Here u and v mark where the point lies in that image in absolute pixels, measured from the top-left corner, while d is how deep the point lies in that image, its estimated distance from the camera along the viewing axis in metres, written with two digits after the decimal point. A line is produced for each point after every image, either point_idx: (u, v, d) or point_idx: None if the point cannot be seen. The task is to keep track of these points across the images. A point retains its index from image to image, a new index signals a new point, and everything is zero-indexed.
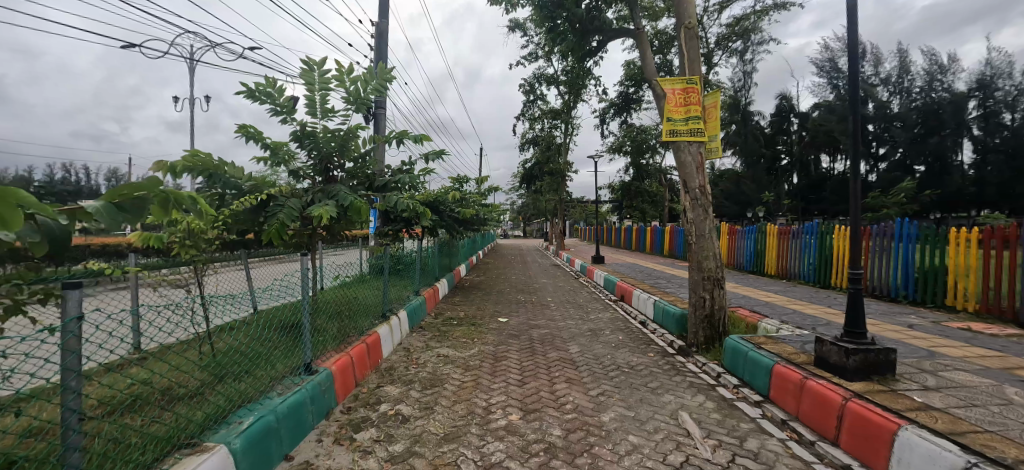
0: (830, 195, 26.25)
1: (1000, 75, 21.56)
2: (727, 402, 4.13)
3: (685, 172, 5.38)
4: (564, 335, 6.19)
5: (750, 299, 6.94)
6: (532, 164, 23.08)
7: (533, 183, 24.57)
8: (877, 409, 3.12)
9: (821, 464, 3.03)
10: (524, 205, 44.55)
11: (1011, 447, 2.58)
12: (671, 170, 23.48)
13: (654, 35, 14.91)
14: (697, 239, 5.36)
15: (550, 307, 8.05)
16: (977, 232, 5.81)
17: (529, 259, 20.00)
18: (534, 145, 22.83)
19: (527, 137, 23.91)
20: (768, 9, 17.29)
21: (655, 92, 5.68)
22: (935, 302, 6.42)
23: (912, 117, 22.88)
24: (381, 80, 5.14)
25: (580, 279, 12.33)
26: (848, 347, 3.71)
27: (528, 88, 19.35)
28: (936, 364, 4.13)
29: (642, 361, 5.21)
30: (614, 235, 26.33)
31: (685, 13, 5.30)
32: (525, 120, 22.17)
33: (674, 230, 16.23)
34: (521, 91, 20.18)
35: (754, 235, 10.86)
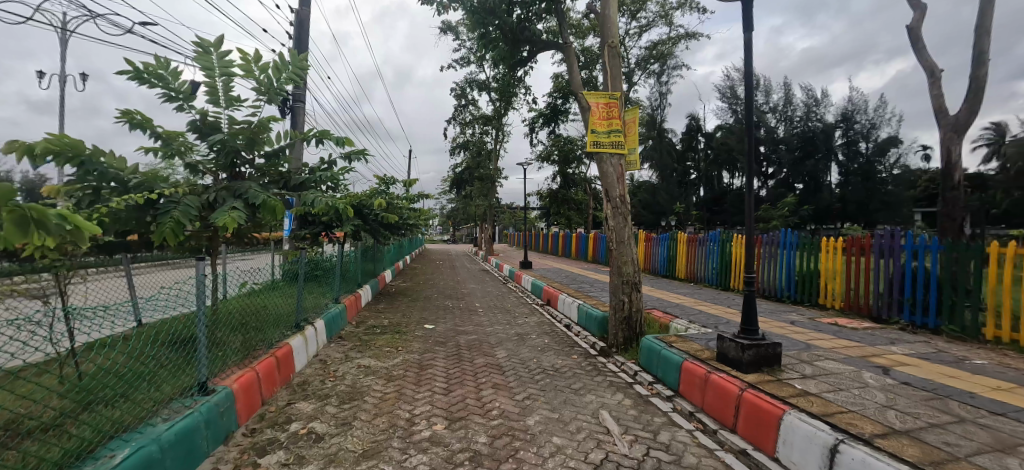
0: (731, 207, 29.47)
1: (858, 111, 25.97)
2: (642, 398, 4.38)
3: (607, 181, 5.67)
4: (491, 340, 6.17)
5: (662, 301, 7.49)
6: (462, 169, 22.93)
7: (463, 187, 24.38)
8: (767, 398, 3.51)
9: (722, 450, 3.32)
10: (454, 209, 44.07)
11: (867, 424, 3.06)
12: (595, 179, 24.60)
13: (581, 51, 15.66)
14: (617, 246, 5.63)
15: (478, 312, 7.99)
16: (842, 241, 6.96)
17: (457, 265, 19.73)
18: (464, 150, 22.73)
19: (458, 141, 23.75)
20: (678, 37, 19.04)
21: (580, 104, 5.94)
22: (810, 301, 7.50)
23: (794, 142, 26.49)
24: (296, 69, 4.76)
25: (509, 284, 12.44)
26: (744, 343, 4.15)
27: (459, 93, 19.19)
28: (813, 355, 4.77)
29: (565, 363, 5.37)
30: (540, 242, 26.98)
31: (608, 33, 5.63)
32: (455, 125, 22.00)
33: (597, 237, 17.04)
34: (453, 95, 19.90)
35: (667, 242, 11.78)
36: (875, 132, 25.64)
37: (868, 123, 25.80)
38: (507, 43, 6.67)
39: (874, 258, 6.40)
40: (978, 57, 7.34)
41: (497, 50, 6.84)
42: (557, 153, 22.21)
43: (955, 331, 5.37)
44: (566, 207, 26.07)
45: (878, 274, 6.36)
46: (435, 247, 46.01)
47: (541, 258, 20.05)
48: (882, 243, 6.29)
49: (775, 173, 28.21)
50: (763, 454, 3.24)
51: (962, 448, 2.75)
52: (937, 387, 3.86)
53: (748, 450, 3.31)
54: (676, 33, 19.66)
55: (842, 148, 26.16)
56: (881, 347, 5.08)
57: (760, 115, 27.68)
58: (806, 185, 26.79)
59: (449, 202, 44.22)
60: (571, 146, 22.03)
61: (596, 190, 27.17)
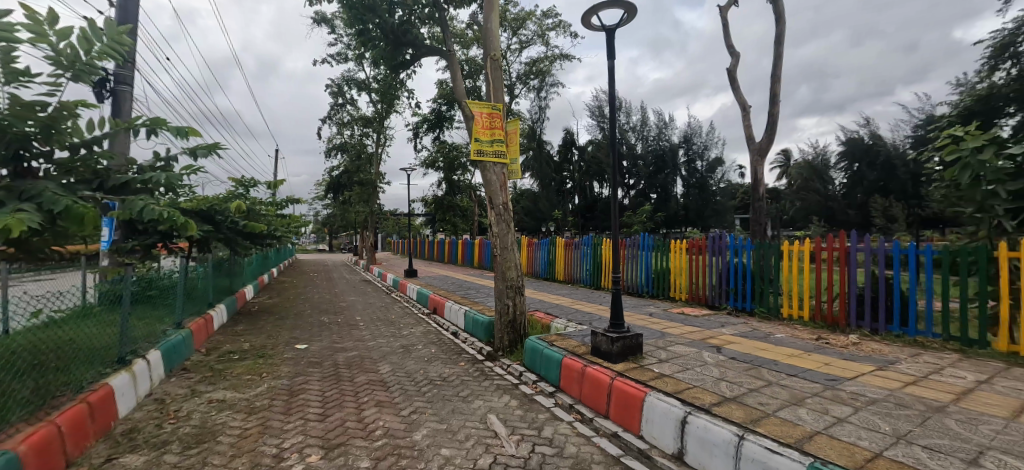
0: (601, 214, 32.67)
1: (695, 134, 30.88)
2: (528, 397, 4.42)
3: (491, 189, 5.76)
4: (373, 355, 5.71)
5: (543, 303, 7.88)
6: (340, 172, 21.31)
7: (342, 192, 22.61)
8: (633, 384, 3.90)
9: (597, 436, 3.62)
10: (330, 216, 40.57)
11: (705, 395, 3.66)
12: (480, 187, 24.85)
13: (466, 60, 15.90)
14: (501, 251, 5.70)
15: (359, 327, 7.39)
16: (686, 243, 8.24)
17: (334, 276, 18.04)
18: (342, 152, 21.13)
19: (333, 143, 21.98)
20: (554, 58, 20.49)
21: (465, 112, 5.99)
22: (664, 295, 8.70)
23: (649, 158, 30.46)
24: (117, 39, 3.45)
25: (393, 294, 11.82)
26: (612, 336, 4.54)
27: (336, 90, 17.66)
28: (667, 342, 5.51)
29: (453, 371, 5.15)
30: (424, 249, 26.25)
31: (491, 46, 5.83)
32: (331, 125, 20.33)
33: (483, 243, 17.25)
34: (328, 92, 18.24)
35: (547, 247, 12.49)
36: (707, 152, 30.77)
37: (703, 145, 30.85)
38: (390, 44, 6.57)
39: (709, 256, 7.72)
40: (772, 100, 9.43)
41: (377, 49, 6.71)
42: (442, 160, 22.11)
43: (764, 313, 6.83)
44: (452, 214, 26.00)
45: (711, 269, 7.69)
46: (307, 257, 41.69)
47: (426, 266, 19.50)
48: (715, 243, 7.61)
49: (636, 184, 31.79)
50: (630, 434, 3.60)
51: (773, 406, 3.45)
52: (755, 359, 4.77)
53: (619, 432, 3.63)
54: (551, 53, 21.17)
55: (685, 164, 30.89)
56: (714, 330, 6.11)
57: (623, 133, 31.14)
58: (658, 195, 30.97)
59: (322, 208, 40.39)
60: (457, 154, 22.03)
61: (481, 198, 27.42)
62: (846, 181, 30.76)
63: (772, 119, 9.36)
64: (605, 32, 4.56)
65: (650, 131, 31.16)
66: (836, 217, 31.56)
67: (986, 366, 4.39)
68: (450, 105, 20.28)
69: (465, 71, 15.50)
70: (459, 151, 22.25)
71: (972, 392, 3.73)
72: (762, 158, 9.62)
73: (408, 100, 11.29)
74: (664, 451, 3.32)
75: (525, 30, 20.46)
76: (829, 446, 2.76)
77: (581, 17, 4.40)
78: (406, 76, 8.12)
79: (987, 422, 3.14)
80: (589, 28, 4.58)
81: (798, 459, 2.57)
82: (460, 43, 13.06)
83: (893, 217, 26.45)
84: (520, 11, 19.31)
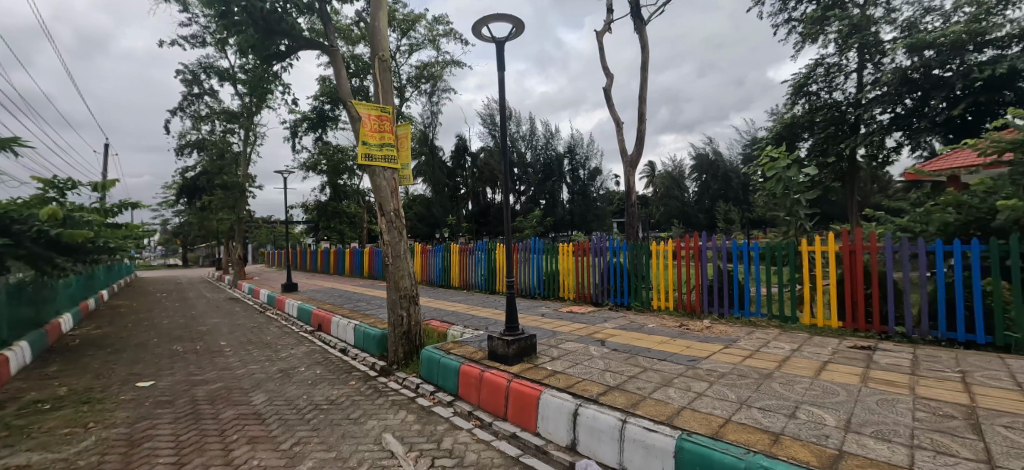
0: (493, 219, 33.29)
1: (578, 144, 33.21)
2: (425, 410, 4.23)
3: (380, 195, 5.43)
4: (243, 384, 4.97)
5: (439, 311, 7.68)
6: (199, 174, 18.41)
7: (200, 196, 19.57)
8: (529, 383, 3.97)
9: (497, 440, 3.59)
10: (184, 225, 34.82)
11: (595, 386, 3.87)
12: (369, 192, 23.52)
13: (351, 59, 14.99)
14: (393, 260, 5.40)
15: (225, 353, 6.39)
16: (572, 245, 8.75)
17: (190, 295, 15.40)
18: (200, 150, 18.27)
19: (188, 139, 18.91)
20: (444, 63, 20.32)
21: (350, 113, 5.58)
22: (554, 295, 9.12)
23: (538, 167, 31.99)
24: None
25: (268, 312, 10.50)
26: (508, 338, 4.57)
27: (190, 79, 15.26)
28: (558, 340, 5.75)
29: (342, 392, 4.71)
30: (306, 260, 23.90)
31: (379, 45, 5.53)
32: (186, 118, 17.49)
33: (373, 252, 16.31)
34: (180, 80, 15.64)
35: (441, 253, 12.27)
36: (588, 162, 33.30)
37: (585, 155, 33.36)
38: (260, 32, 5.86)
39: (592, 257, 8.29)
40: (641, 116, 10.54)
41: (244, 35, 5.94)
42: (325, 162, 20.52)
43: (639, 307, 7.55)
44: (337, 220, 23.94)
45: (594, 269, 8.28)
46: (154, 274, 35.15)
47: (307, 278, 17.75)
48: (597, 245, 8.20)
49: (526, 190, 32.91)
50: (528, 433, 3.64)
51: (648, 389, 3.78)
52: (632, 348, 5.21)
53: (517, 432, 3.65)
54: (442, 58, 20.98)
55: (569, 172, 33.20)
56: (599, 325, 6.56)
57: (513, 141, 32.17)
58: (547, 201, 32.60)
59: (174, 215, 34.36)
60: (342, 156, 20.57)
61: (371, 204, 25.86)
62: (698, 190, 35.83)
63: (641, 133, 10.47)
64: (495, 44, 4.59)
65: (538, 140, 32.68)
66: (691, 220, 36.50)
67: (798, 337, 5.41)
68: (334, 105, 19.05)
69: (350, 69, 14.55)
70: (345, 153, 20.85)
71: (790, 359, 4.53)
72: (634, 168, 10.69)
73: (283, 95, 10.14)
74: (559, 444, 3.42)
75: (415, 33, 19.99)
76: (695, 419, 3.11)
77: (472, 27, 4.38)
78: (280, 69, 7.31)
79: (801, 382, 3.84)
80: (480, 39, 4.57)
81: (669, 433, 2.90)
82: (345, 39, 12.21)
83: (732, 220, 31.51)
84: (410, 12, 18.82)
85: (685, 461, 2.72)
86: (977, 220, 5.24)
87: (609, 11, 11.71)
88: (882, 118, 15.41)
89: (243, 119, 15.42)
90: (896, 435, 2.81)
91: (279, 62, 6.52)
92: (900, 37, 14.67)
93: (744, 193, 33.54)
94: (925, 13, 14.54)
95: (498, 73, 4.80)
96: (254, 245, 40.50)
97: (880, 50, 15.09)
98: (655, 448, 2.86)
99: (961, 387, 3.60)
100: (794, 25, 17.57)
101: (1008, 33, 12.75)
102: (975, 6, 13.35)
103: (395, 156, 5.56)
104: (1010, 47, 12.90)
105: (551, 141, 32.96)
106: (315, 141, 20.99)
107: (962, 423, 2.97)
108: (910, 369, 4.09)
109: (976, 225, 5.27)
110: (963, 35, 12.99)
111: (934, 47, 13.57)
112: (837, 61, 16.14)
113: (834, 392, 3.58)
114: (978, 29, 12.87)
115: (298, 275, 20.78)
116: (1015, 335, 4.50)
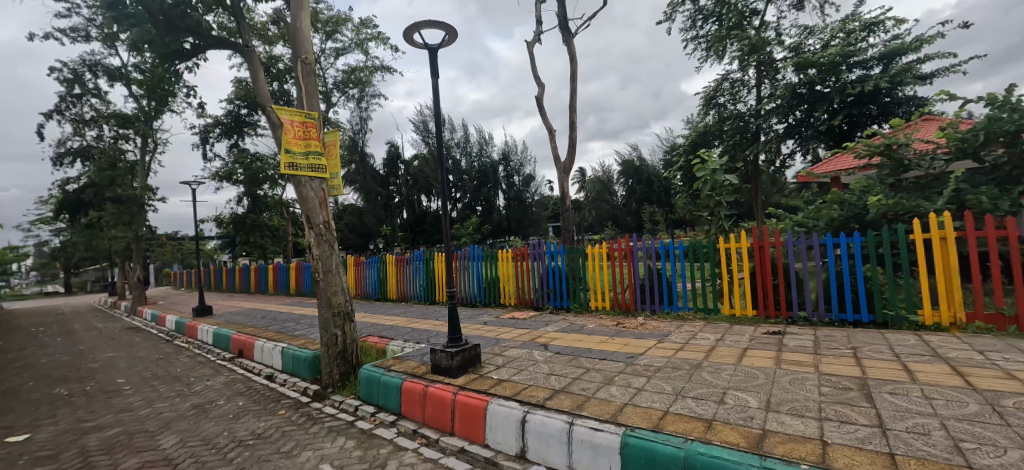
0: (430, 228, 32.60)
1: (512, 151, 33.59)
2: (366, 433, 3.96)
3: (307, 206, 5.05)
4: (148, 426, 4.34)
5: (376, 327, 7.30)
6: (85, 187, 16.12)
7: (88, 211, 17.16)
8: (475, 394, 3.85)
9: (444, 457, 3.43)
10: (68, 246, 30.29)
11: (542, 392, 3.84)
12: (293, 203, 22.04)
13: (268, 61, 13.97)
14: (324, 275, 5.04)
15: (123, 393, 5.57)
16: (511, 251, 8.75)
17: (76, 327, 13.29)
18: (86, 160, 16.02)
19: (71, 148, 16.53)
20: (373, 68, 19.60)
21: (270, 119, 5.15)
22: (495, 302, 9.05)
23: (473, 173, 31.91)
24: None
25: (177, 341, 9.35)
26: (452, 350, 4.40)
27: (72, 78, 13.36)
28: (501, 347, 5.67)
29: (270, 424, 4.29)
30: (222, 279, 21.74)
31: (301, 48, 5.17)
32: (67, 123, 15.27)
33: (301, 266, 15.21)
34: (58, 80, 13.63)
35: (377, 265, 11.73)
36: (523, 168, 33.79)
37: (519, 161, 33.88)
38: (160, 28, 5.27)
39: (531, 261, 8.35)
40: (572, 123, 10.85)
41: (140, 30, 5.34)
42: (242, 171, 18.89)
43: (578, 308, 7.72)
44: (257, 234, 21.43)
45: (533, 273, 8.33)
46: (29, 304, 30.12)
47: (224, 299, 16.12)
48: (535, 250, 8.27)
49: (462, 197, 32.61)
50: (476, 446, 3.52)
51: (591, 389, 3.82)
52: (573, 350, 5.26)
53: (466, 446, 3.52)
54: (371, 63, 20.23)
55: (505, 178, 33.44)
56: (541, 329, 6.59)
57: (447, 148, 31.83)
58: (483, 207, 32.55)
59: (53, 235, 29.71)
60: (261, 165, 19.08)
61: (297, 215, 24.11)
62: (626, 194, 37.69)
63: (572, 140, 10.77)
64: (427, 51, 4.46)
65: (472, 147, 32.78)
66: (621, 223, 38.28)
67: (721, 327, 5.80)
68: (251, 109, 17.64)
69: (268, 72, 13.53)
70: (264, 162, 19.38)
71: (715, 348, 4.82)
72: (567, 174, 10.96)
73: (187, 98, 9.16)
74: (508, 454, 3.34)
75: (341, 36, 19.11)
76: (638, 415, 3.18)
77: (403, 32, 4.21)
78: (185, 69, 6.62)
79: (726, 369, 4.09)
80: (411, 45, 4.41)
81: (615, 430, 2.94)
82: (261, 39, 11.31)
83: (657, 221, 33.52)
84: (334, 14, 17.98)
85: (629, 456, 2.76)
86: (855, 215, 6.00)
87: (538, 23, 11.98)
88: (778, 127, 17.20)
89: (140, 124, 13.71)
90: (808, 410, 3.07)
91: (183, 61, 5.90)
92: (789, 56, 16.46)
93: (666, 196, 35.84)
94: (809, 34, 16.47)
95: (431, 80, 4.67)
96: (158, 264, 36.10)
97: (773, 68, 16.80)
98: (602, 447, 2.89)
99: (855, 362, 4.03)
100: (703, 42, 19.11)
101: (871, 56, 14.77)
102: (846, 32, 15.36)
103: (323, 165, 5.22)
104: (873, 67, 14.94)
105: (485, 148, 33.06)
106: (230, 149, 19.29)
107: (858, 393, 3.31)
108: (815, 349, 4.52)
109: (856, 219, 6.01)
110: (838, 56, 14.87)
111: (816, 66, 15.40)
112: (740, 76, 17.76)
113: (754, 376, 3.85)
114: (848, 51, 14.80)
115: (214, 296, 18.82)
116: (891, 313, 5.17)
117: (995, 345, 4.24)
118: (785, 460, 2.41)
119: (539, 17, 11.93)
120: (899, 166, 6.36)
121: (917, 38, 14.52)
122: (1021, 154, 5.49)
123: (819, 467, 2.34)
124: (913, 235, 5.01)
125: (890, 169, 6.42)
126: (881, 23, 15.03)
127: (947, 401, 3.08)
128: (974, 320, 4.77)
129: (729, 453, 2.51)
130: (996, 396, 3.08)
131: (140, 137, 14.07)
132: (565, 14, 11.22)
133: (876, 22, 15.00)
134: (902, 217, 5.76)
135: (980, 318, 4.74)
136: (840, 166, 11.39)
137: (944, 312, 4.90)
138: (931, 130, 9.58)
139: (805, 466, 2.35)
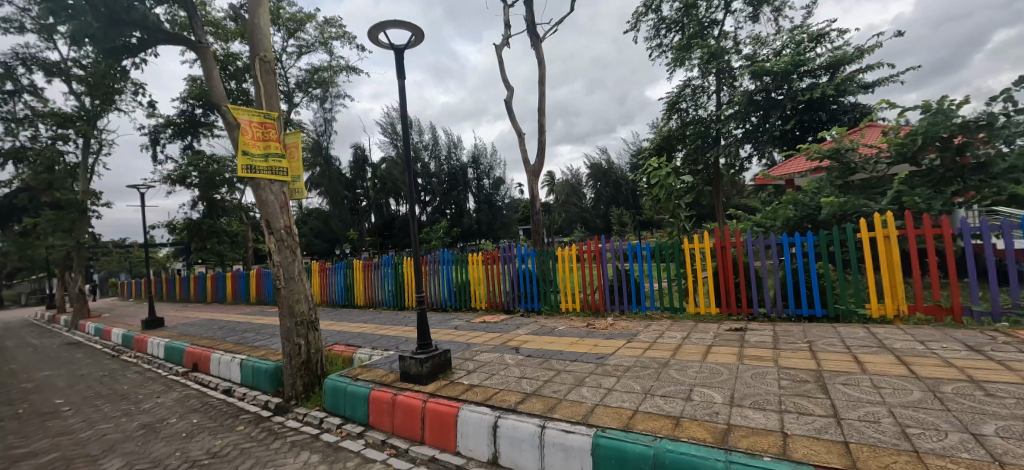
0: (399, 231, 32.07)
1: (481, 154, 33.53)
2: (332, 447, 3.81)
3: (267, 211, 4.83)
4: (90, 450, 4.03)
5: (342, 335, 7.08)
6: (19, 192, 14.92)
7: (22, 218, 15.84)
8: (445, 401, 3.78)
9: (415, 467, 3.35)
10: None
11: (513, 396, 3.81)
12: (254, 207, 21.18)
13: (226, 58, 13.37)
14: (285, 283, 4.83)
15: (61, 415, 5.15)
16: (482, 255, 8.70)
17: (8, 345, 12.22)
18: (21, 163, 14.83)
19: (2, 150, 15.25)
20: (338, 69, 19.11)
21: (226, 119, 4.92)
22: (466, 307, 8.97)
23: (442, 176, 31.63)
24: None
25: (123, 356, 8.76)
26: (421, 356, 4.31)
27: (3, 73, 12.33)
28: (472, 352, 5.61)
29: (227, 441, 4.07)
30: (175, 288, 20.58)
31: (260, 45, 4.97)
32: None
33: (262, 273, 14.66)
34: None
35: (343, 271, 11.42)
36: (492, 171, 33.79)
37: (489, 164, 33.86)
38: (102, 21, 4.97)
39: (501, 264, 8.33)
40: (541, 126, 10.93)
41: (78, 23, 4.99)
42: (196, 174, 17.93)
43: (549, 310, 7.76)
44: (214, 240, 19.96)
45: (504, 276, 8.31)
46: None
47: (178, 310, 15.24)
48: (505, 253, 8.25)
49: (431, 201, 32.25)
50: (447, 454, 3.46)
51: (563, 391, 3.83)
52: (545, 352, 5.27)
53: (437, 455, 3.44)
54: (336, 64, 19.72)
55: (474, 181, 33.32)
56: (512, 333, 6.57)
57: (416, 151, 31.46)
58: (454, 211, 32.31)
59: None
60: (218, 168, 18.23)
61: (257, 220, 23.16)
62: (595, 196, 38.33)
63: (541, 143, 10.84)
64: (393, 51, 4.37)
65: (441, 150, 32.52)
66: (590, 225, 38.92)
67: (686, 325, 5.95)
68: (207, 109, 16.85)
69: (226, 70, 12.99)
70: (221, 165, 18.53)
71: (681, 346, 4.94)
72: (536, 177, 11.02)
73: (134, 97, 8.66)
74: (480, 460, 3.29)
75: (304, 34, 18.54)
76: (608, 415, 3.20)
77: (367, 31, 4.11)
78: (132, 65, 6.24)
79: (692, 366, 4.19)
80: (377, 44, 4.31)
81: (585, 432, 2.95)
82: (217, 36, 10.85)
83: (625, 223, 34.23)
84: (297, 12, 17.42)
85: (601, 457, 2.77)
86: (809, 215, 6.30)
87: (506, 26, 12.00)
88: (737, 132, 17.93)
89: (81, 123, 12.84)
90: (768, 403, 3.18)
91: (129, 57, 5.57)
92: (746, 64, 17.21)
93: (633, 198, 36.69)
94: (764, 44, 17.27)
95: (397, 81, 4.58)
96: (103, 273, 33.77)
97: (731, 75, 17.50)
98: (574, 449, 2.89)
99: (810, 355, 4.22)
100: (666, 50, 19.70)
101: (819, 65, 15.64)
102: (796, 42, 16.19)
103: (283, 168, 5.02)
104: (820, 76, 15.81)
105: (454, 151, 32.88)
106: (183, 151, 18.38)
107: (814, 385, 3.46)
108: (774, 343, 4.70)
109: (809, 219, 6.31)
110: (789, 65, 15.65)
111: (770, 74, 16.15)
112: (701, 83, 18.39)
113: (718, 372, 3.97)
114: (799, 61, 15.61)
115: (166, 307, 17.78)
116: (842, 307, 5.45)
117: (934, 335, 4.53)
118: (749, 453, 2.49)
119: (508, 20, 11.97)
120: (846, 170, 6.74)
121: (859, 49, 15.48)
122: (953, 158, 5.90)
123: (779, 458, 2.42)
124: (860, 233, 5.31)
125: (839, 172, 6.79)
126: (827, 35, 15.93)
127: (893, 389, 3.26)
128: (915, 312, 5.09)
129: (696, 449, 2.57)
130: (936, 383, 3.29)
131: (81, 137, 13.16)
132: (533, 19, 11.31)
133: (823, 33, 15.89)
134: (850, 216, 6.10)
135: (920, 310, 5.06)
136: (794, 169, 11.97)
137: (888, 305, 5.21)
138: (872, 136, 10.22)
139: (767, 458, 2.44)
